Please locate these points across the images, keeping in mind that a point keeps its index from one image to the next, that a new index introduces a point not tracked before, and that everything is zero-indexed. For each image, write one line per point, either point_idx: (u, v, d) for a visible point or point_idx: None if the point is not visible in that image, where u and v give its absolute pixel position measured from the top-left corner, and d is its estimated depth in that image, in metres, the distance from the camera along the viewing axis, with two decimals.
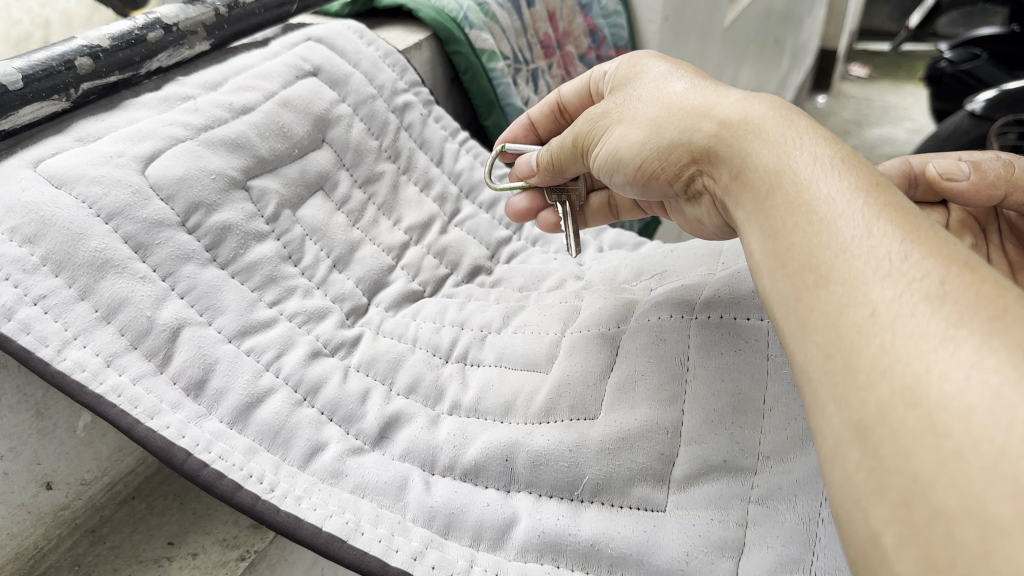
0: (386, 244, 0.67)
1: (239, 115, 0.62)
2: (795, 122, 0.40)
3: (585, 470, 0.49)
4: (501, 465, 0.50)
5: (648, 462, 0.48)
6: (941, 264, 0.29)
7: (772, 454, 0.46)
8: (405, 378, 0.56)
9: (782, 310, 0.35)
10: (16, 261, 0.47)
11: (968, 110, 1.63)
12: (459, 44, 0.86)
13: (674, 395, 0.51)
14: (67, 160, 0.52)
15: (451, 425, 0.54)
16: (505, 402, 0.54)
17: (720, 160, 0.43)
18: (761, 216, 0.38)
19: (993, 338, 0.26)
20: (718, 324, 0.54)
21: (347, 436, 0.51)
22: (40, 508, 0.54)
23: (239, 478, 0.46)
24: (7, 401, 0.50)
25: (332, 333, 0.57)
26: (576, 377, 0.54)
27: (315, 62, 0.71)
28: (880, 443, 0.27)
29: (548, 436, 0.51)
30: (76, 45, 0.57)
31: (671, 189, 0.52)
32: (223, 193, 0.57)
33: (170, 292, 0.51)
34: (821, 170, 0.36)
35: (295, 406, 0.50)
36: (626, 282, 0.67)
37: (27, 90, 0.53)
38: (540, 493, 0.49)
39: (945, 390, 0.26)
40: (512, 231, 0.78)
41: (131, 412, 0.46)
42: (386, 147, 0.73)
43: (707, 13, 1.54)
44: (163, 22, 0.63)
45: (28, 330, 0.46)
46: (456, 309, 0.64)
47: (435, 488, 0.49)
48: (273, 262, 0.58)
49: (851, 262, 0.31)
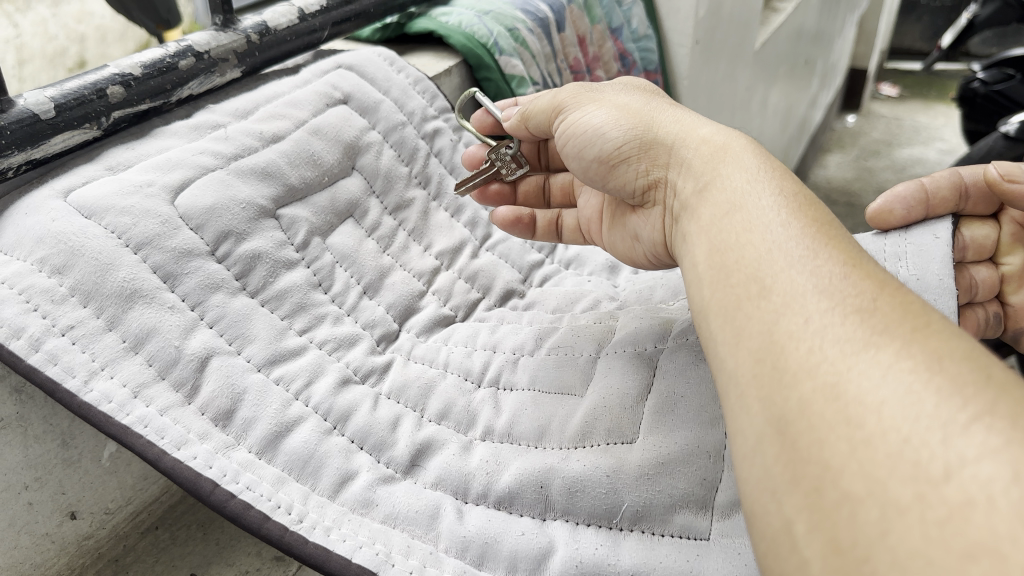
0: (417, 270, 0.67)
1: (269, 144, 0.62)
2: (763, 155, 0.44)
3: (622, 497, 0.47)
4: (535, 492, 0.49)
5: (690, 488, 0.47)
6: (874, 288, 0.33)
7: None
8: (436, 404, 0.55)
9: (719, 320, 0.38)
10: (45, 292, 0.47)
11: (1002, 132, 1.60)
12: (490, 70, 0.86)
13: (715, 416, 0.50)
14: (97, 189, 0.52)
15: (484, 451, 0.52)
16: (539, 427, 0.53)
17: (688, 174, 0.46)
18: (711, 228, 0.41)
19: (911, 346, 0.30)
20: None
21: (378, 465, 0.50)
22: (64, 538, 0.54)
23: (267, 509, 0.45)
24: (33, 432, 0.50)
25: (362, 360, 0.56)
26: (612, 401, 0.53)
27: (345, 90, 0.71)
28: (798, 437, 0.30)
29: (585, 461, 0.49)
30: (109, 73, 0.57)
31: (632, 188, 0.55)
32: (253, 222, 0.57)
33: (199, 321, 0.51)
34: (771, 196, 0.40)
35: (324, 435, 0.50)
36: (662, 301, 0.65)
37: (60, 119, 0.53)
38: (577, 521, 0.48)
39: (862, 387, 0.29)
40: (545, 253, 0.77)
41: (158, 443, 0.45)
42: (416, 173, 0.73)
43: (738, 35, 1.52)
44: (195, 49, 0.63)
45: (55, 361, 0.46)
46: (488, 332, 0.63)
47: (469, 517, 0.48)
48: (303, 289, 0.57)
49: (792, 278, 0.35)
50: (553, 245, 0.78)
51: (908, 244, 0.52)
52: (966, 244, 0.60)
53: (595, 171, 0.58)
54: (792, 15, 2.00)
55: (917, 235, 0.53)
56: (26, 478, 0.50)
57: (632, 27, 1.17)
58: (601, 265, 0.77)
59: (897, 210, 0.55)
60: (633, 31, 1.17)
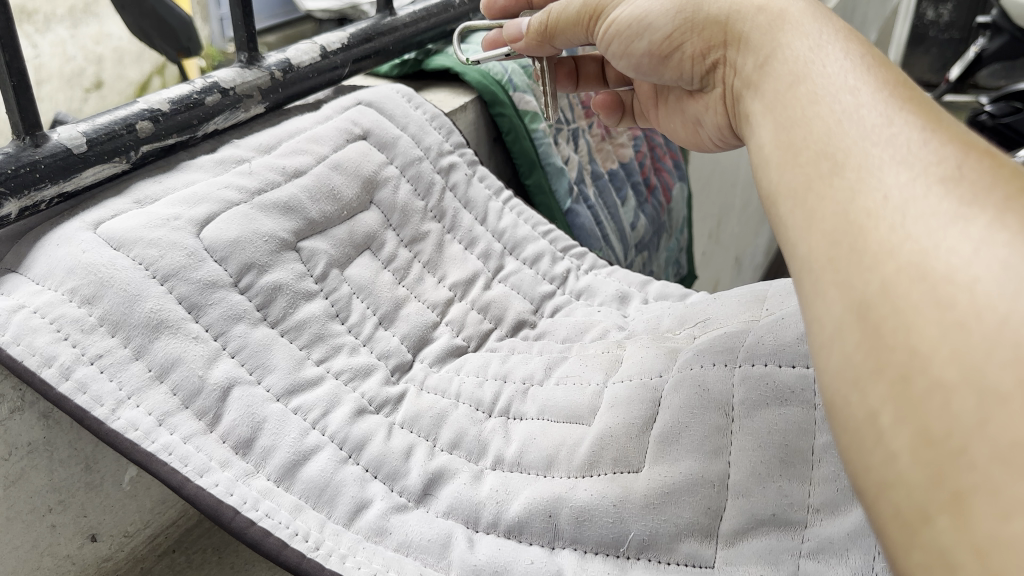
0: (431, 301, 0.68)
1: (291, 178, 0.64)
2: (829, 16, 0.41)
3: (629, 526, 0.48)
4: (544, 521, 0.50)
5: (695, 517, 0.48)
6: (958, 152, 0.30)
7: (823, 507, 0.46)
8: (448, 433, 0.57)
9: (786, 202, 0.35)
10: (75, 321, 0.49)
11: None
12: (503, 106, 0.89)
13: (719, 446, 0.51)
14: (126, 222, 0.54)
15: (494, 480, 0.54)
16: (548, 456, 0.55)
17: (746, 47, 0.44)
18: (777, 103, 0.39)
19: (1005, 216, 0.27)
20: (764, 376, 0.53)
21: (392, 494, 0.52)
22: (84, 559, 0.55)
23: (286, 536, 0.46)
24: (58, 456, 0.52)
25: (377, 391, 0.58)
26: (618, 431, 0.54)
27: (364, 126, 0.73)
28: (882, 320, 0.28)
29: (591, 491, 0.51)
30: (138, 109, 0.60)
31: (688, 74, 0.57)
32: (275, 254, 0.59)
33: (221, 351, 0.52)
34: (832, 68, 0.37)
35: (340, 463, 0.51)
36: (670, 330, 0.67)
37: (90, 154, 0.55)
38: (585, 550, 0.49)
39: (952, 264, 0.26)
40: (556, 284, 0.78)
41: (181, 470, 0.47)
42: (431, 207, 0.75)
43: None
44: (221, 86, 0.66)
45: (84, 390, 0.48)
46: (499, 362, 0.65)
47: (479, 545, 0.50)
48: (321, 320, 0.59)
49: (867, 150, 0.32)
50: (565, 276, 0.79)
51: None
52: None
53: (647, 66, 0.60)
54: None
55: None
56: (50, 500, 0.52)
57: None
58: (610, 296, 0.78)
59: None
60: None
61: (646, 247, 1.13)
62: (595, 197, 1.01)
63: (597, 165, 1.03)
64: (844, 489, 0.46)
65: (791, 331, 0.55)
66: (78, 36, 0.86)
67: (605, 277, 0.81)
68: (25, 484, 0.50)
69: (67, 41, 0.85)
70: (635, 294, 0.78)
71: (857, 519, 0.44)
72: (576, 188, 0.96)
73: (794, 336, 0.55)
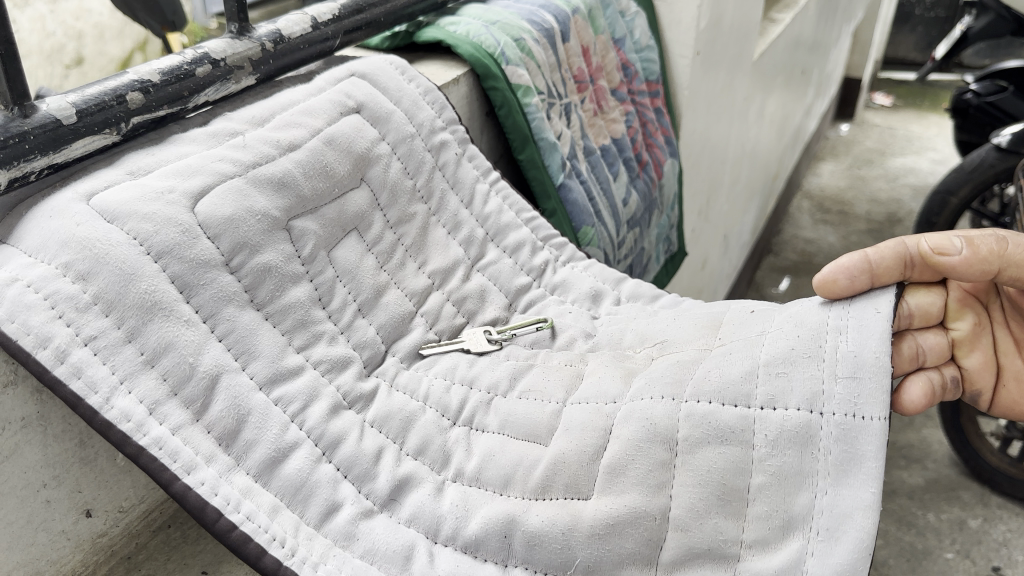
0: (410, 289, 0.68)
1: (285, 152, 0.63)
2: None
3: (575, 553, 0.50)
4: (500, 541, 0.52)
5: (637, 547, 0.49)
6: None
7: (755, 543, 0.49)
8: (415, 439, 0.58)
9: None
10: (70, 299, 0.49)
11: (995, 144, 1.69)
12: (496, 80, 0.87)
13: (662, 481, 0.51)
14: (120, 194, 0.53)
15: (454, 493, 0.55)
16: (505, 474, 0.56)
17: None
18: None
19: None
20: (708, 414, 0.52)
21: (360, 497, 0.52)
22: (79, 535, 0.55)
23: (263, 542, 0.47)
24: (52, 431, 0.51)
25: (352, 385, 0.58)
26: (571, 456, 0.55)
27: (358, 100, 0.72)
28: None
29: (543, 516, 0.52)
30: (128, 79, 0.59)
31: None
32: (266, 234, 0.58)
33: (210, 335, 0.52)
34: None
35: (315, 462, 0.52)
36: (630, 349, 0.67)
37: (81, 125, 0.54)
38: (535, 569, 0.51)
39: None
40: (532, 276, 0.78)
41: (170, 467, 0.47)
42: (420, 187, 0.74)
43: (739, 46, 1.55)
44: (211, 57, 0.65)
45: (79, 375, 0.48)
46: (466, 366, 0.65)
47: (439, 560, 0.51)
48: (305, 305, 0.59)
49: None
50: (542, 268, 0.79)
51: (851, 316, 0.54)
52: (912, 311, 0.61)
53: None
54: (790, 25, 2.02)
55: (858, 309, 0.54)
56: (43, 477, 0.52)
57: (635, 37, 1.19)
58: (584, 293, 0.78)
59: (841, 281, 0.56)
60: (635, 41, 1.18)
61: (637, 224, 1.13)
62: (587, 172, 1.00)
63: (589, 140, 1.02)
64: (776, 528, 0.49)
65: (737, 368, 0.54)
66: (57, 12, 0.82)
67: (581, 270, 0.81)
68: (19, 459, 0.50)
69: (47, 16, 0.81)
70: (608, 293, 0.78)
71: (785, 558, 0.47)
72: (569, 163, 0.96)
73: (739, 375, 0.53)
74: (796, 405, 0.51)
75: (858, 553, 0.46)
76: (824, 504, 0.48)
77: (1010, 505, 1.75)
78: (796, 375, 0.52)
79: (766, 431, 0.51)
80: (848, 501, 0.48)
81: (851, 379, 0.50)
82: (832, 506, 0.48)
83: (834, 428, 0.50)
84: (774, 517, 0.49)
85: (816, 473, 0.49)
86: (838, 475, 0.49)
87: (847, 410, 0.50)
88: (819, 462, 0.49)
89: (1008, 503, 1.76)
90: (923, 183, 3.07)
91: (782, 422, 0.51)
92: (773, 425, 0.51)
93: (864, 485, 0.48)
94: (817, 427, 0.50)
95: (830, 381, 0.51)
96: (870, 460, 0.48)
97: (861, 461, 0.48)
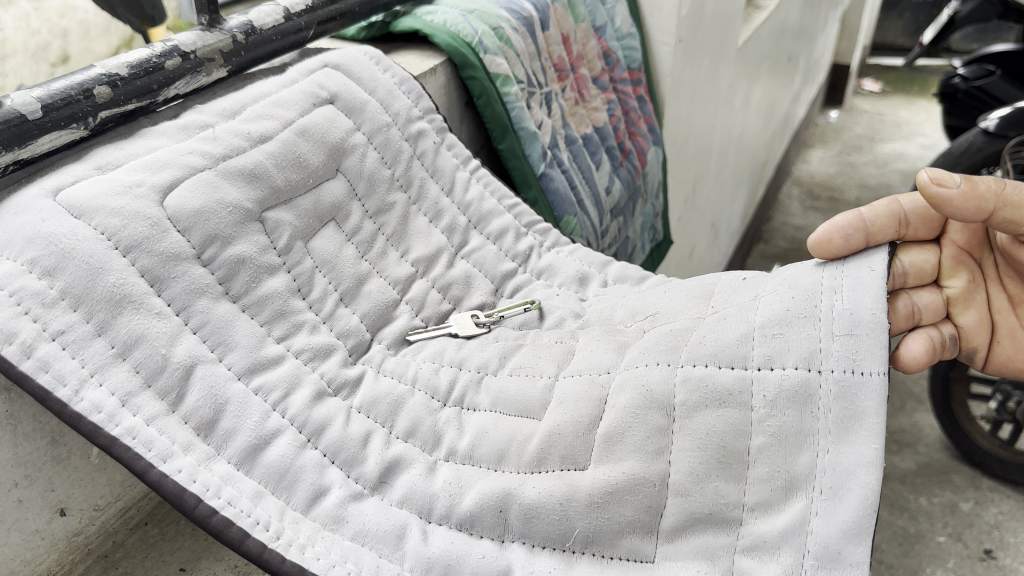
0: (393, 277, 0.68)
1: (257, 144, 0.63)
2: None
3: (573, 523, 0.50)
4: (495, 516, 0.51)
5: (637, 515, 0.50)
6: None
7: (757, 506, 0.49)
8: (404, 421, 0.57)
9: None
10: (36, 295, 0.49)
11: (982, 127, 1.69)
12: (474, 69, 0.87)
13: (660, 446, 0.51)
14: (87, 189, 0.53)
15: (447, 473, 0.55)
16: (499, 451, 0.56)
17: None
18: None
19: None
20: (704, 378, 0.53)
21: (348, 481, 0.52)
22: (53, 534, 0.54)
23: (247, 526, 0.47)
24: (23, 430, 0.51)
25: (336, 372, 0.58)
26: (566, 428, 0.55)
27: (331, 90, 0.71)
28: None
29: (539, 488, 0.52)
30: (96, 73, 0.58)
31: None
32: (239, 226, 0.58)
33: (183, 327, 0.52)
34: None
35: (300, 448, 0.51)
36: (621, 323, 0.67)
37: (46, 120, 0.53)
38: (532, 544, 0.51)
39: None
40: (518, 261, 0.77)
41: (145, 456, 0.47)
42: (398, 176, 0.74)
43: (723, 32, 1.54)
44: (181, 49, 0.64)
45: (47, 369, 0.47)
46: (454, 349, 0.65)
47: (433, 538, 0.51)
48: (283, 296, 0.58)
49: None
50: (528, 253, 0.78)
51: (845, 277, 0.54)
52: (906, 269, 0.62)
53: None
54: (775, 12, 2.02)
55: (852, 267, 0.54)
56: (15, 475, 0.51)
57: (616, 25, 1.18)
58: (571, 277, 0.77)
59: (835, 240, 0.56)
60: (616, 29, 1.18)
61: (621, 212, 1.13)
62: (568, 161, 1.00)
63: (570, 129, 1.02)
64: (778, 489, 0.48)
65: (733, 332, 0.54)
66: (42, 8, 0.71)
67: (567, 255, 0.80)
68: None
69: None
70: (595, 276, 0.78)
71: (789, 519, 0.47)
72: (549, 152, 0.95)
73: (734, 338, 0.54)
74: (794, 363, 0.51)
75: (863, 510, 0.46)
76: (826, 463, 0.48)
77: (1000, 487, 1.76)
78: (791, 337, 0.52)
79: (763, 391, 0.51)
80: (851, 458, 0.47)
81: (848, 337, 0.50)
82: (834, 464, 0.48)
83: (833, 385, 0.49)
84: (775, 478, 0.49)
85: (816, 432, 0.49)
86: (839, 432, 0.48)
87: (846, 366, 0.50)
88: (819, 421, 0.49)
89: (999, 485, 1.77)
90: (913, 168, 3.08)
91: (780, 381, 0.51)
92: (771, 385, 0.51)
93: (866, 441, 0.48)
94: (816, 385, 0.50)
95: (828, 339, 0.51)
96: (871, 416, 0.48)
97: (862, 417, 0.48)
